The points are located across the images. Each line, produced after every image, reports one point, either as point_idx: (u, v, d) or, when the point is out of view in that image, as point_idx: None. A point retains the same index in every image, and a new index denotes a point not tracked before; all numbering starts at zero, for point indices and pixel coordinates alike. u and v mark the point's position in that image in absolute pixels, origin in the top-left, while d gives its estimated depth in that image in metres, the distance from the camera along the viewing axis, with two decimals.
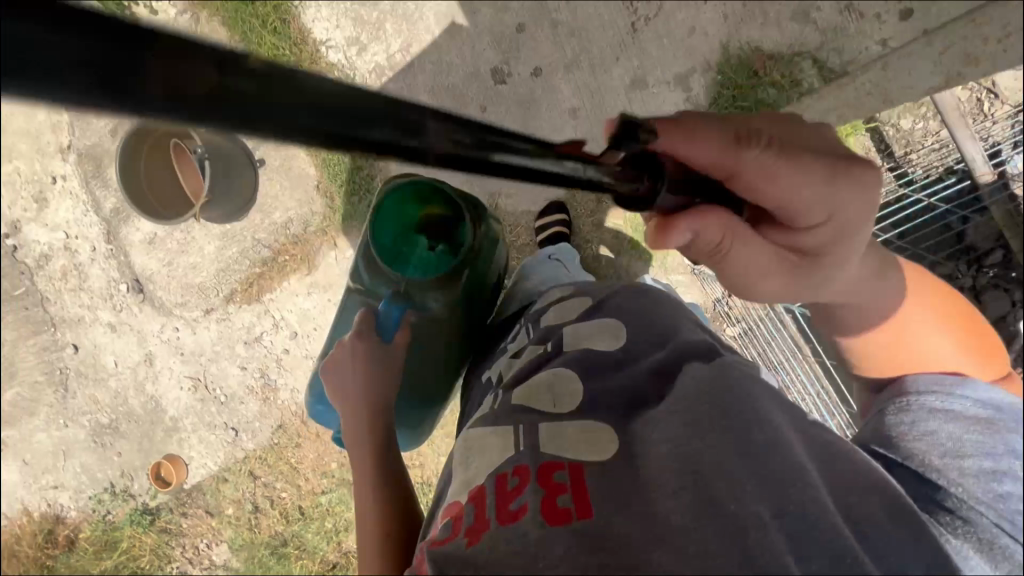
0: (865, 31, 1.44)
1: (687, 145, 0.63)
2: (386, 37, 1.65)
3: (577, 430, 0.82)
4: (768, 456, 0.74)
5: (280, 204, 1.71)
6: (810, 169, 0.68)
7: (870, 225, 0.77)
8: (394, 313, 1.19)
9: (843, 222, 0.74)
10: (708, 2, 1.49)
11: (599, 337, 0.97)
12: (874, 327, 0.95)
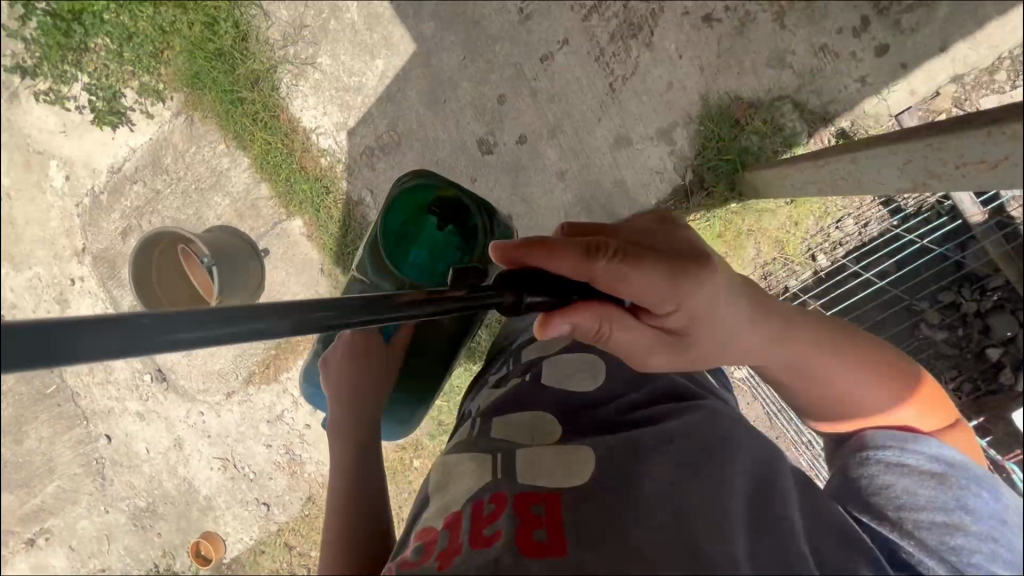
0: (843, 70, 1.44)
1: (541, 262, 0.69)
2: (372, 118, 1.68)
3: (555, 456, 0.82)
4: (753, 508, 0.75)
5: (287, 290, 1.76)
6: (654, 274, 0.73)
7: (733, 309, 0.81)
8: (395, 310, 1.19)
9: (700, 311, 0.78)
10: (683, 56, 1.50)
11: (577, 374, 0.98)
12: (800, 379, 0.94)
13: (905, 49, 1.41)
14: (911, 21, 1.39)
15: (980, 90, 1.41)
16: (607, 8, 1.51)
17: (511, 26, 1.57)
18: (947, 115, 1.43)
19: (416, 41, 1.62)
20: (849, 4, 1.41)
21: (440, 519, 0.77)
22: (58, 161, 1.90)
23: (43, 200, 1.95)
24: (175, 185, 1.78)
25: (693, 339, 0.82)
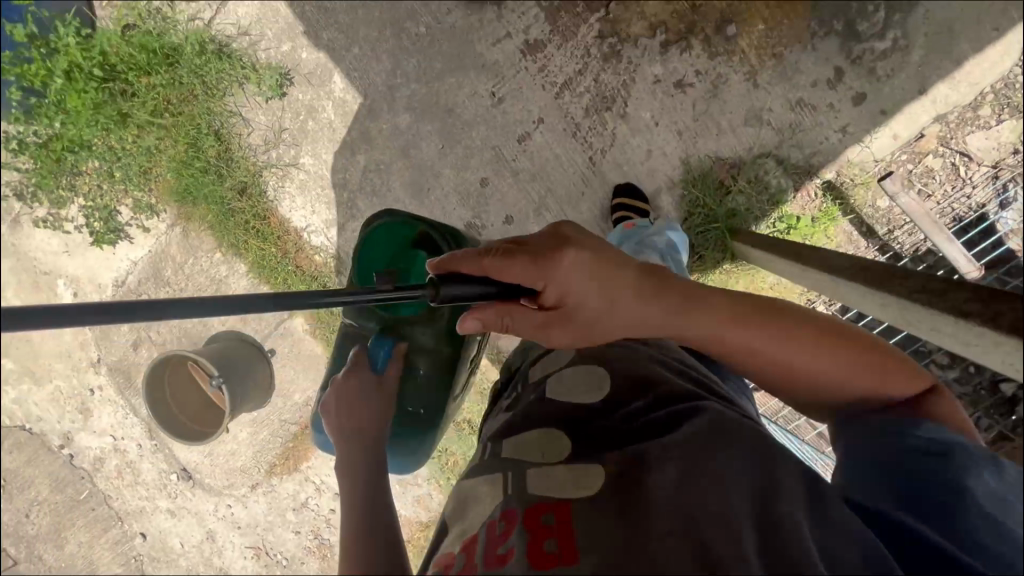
0: (822, 122, 1.43)
1: (445, 261, 0.74)
2: (360, 213, 1.70)
3: (566, 471, 0.72)
4: (774, 504, 0.63)
5: (298, 387, 1.80)
6: (517, 260, 0.74)
7: (616, 277, 0.79)
8: (384, 348, 1.28)
9: (576, 287, 0.78)
10: (660, 123, 1.50)
11: (584, 388, 0.86)
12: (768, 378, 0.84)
13: (883, 95, 1.39)
14: (886, 67, 1.37)
15: (965, 127, 1.38)
16: (578, 83, 1.51)
17: (485, 110, 1.57)
18: (934, 156, 1.40)
19: (393, 134, 1.64)
20: (821, 56, 1.40)
21: (458, 542, 0.70)
22: (64, 280, 1.95)
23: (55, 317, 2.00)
24: (179, 296, 1.83)
25: (586, 316, 0.80)
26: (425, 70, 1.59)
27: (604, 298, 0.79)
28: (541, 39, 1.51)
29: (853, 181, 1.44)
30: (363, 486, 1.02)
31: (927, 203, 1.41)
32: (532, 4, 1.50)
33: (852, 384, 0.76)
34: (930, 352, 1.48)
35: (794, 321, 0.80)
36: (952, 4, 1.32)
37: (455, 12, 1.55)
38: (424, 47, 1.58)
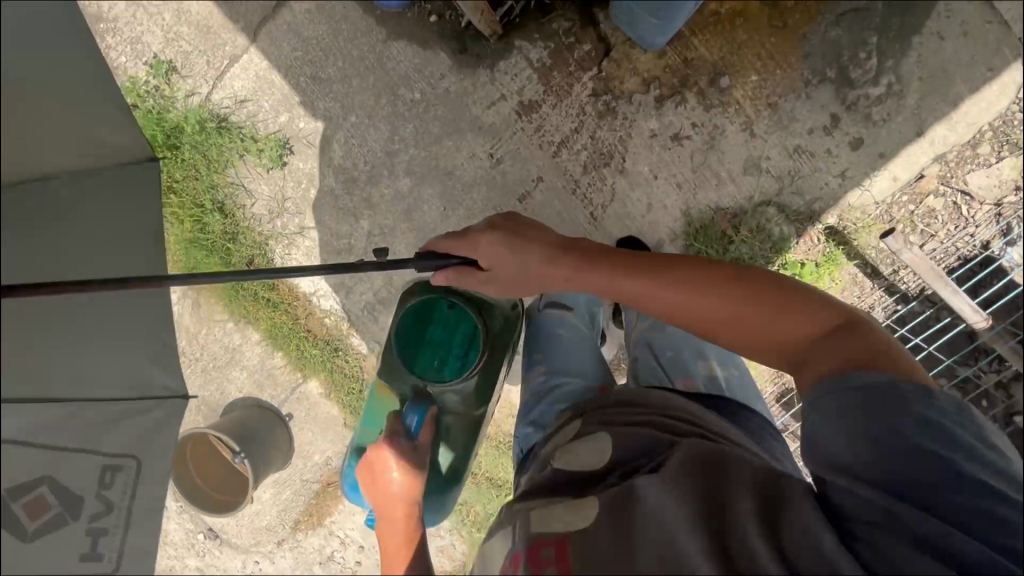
0: (821, 168, 1.43)
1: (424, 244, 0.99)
2: (368, 276, 1.73)
3: (562, 507, 0.78)
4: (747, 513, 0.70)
5: (317, 448, 1.83)
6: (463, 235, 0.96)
7: (539, 242, 0.96)
8: (419, 415, 1.29)
9: (506, 253, 0.95)
10: (658, 176, 1.50)
11: (584, 449, 0.91)
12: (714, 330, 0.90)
13: (881, 139, 1.39)
14: (881, 112, 1.37)
15: (966, 165, 1.38)
16: (575, 141, 1.52)
17: (485, 171, 1.59)
18: (935, 196, 1.41)
19: (395, 198, 1.66)
20: (816, 105, 1.40)
21: None
22: None
23: None
24: (194, 365, 1.85)
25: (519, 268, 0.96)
26: (422, 135, 1.61)
27: (535, 261, 0.95)
28: (535, 100, 1.52)
29: (855, 224, 1.44)
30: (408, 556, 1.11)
31: (931, 243, 1.41)
32: (524, 66, 1.51)
33: (764, 326, 0.83)
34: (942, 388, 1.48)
35: (707, 268, 0.88)
36: (945, 46, 1.32)
37: (449, 77, 1.56)
38: (420, 112, 1.60)
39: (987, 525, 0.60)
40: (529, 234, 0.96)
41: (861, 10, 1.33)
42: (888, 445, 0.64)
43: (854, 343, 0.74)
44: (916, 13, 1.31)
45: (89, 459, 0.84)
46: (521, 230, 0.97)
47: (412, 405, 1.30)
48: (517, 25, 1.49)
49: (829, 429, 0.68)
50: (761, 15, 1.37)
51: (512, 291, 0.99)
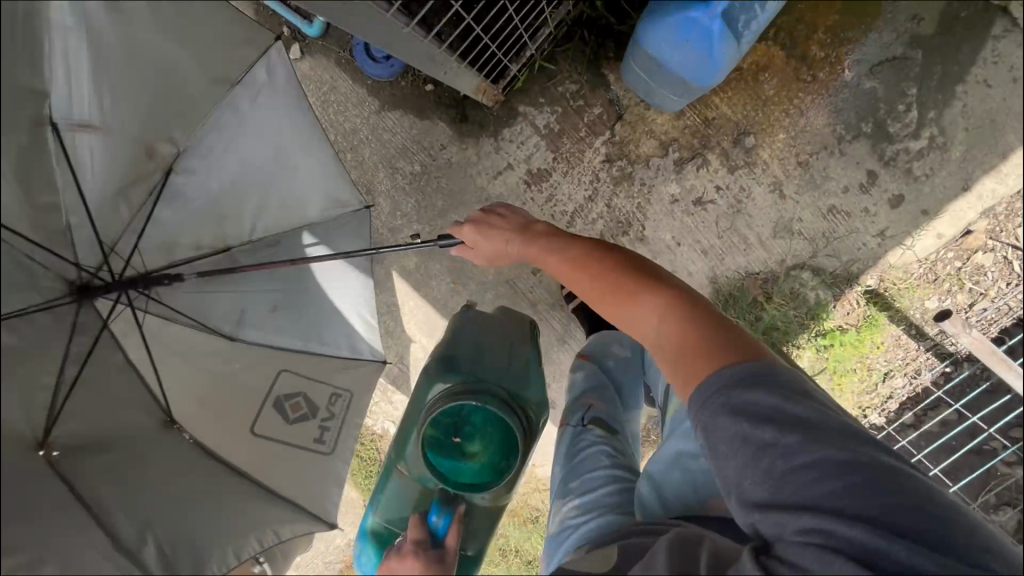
0: (858, 228, 1.32)
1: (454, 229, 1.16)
2: None
3: None
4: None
5: (338, 530, 1.77)
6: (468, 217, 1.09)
7: (514, 221, 1.03)
8: (444, 520, 1.16)
9: (486, 226, 1.04)
10: (682, 243, 1.40)
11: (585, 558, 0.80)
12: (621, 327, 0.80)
13: (923, 196, 1.28)
14: (923, 167, 1.26)
15: (1015, 219, 1.28)
16: (590, 210, 1.41)
17: None
18: (983, 252, 1.31)
19: (401, 275, 1.57)
20: (851, 161, 1.29)
21: None
22: None
23: None
24: None
25: (494, 240, 1.03)
26: (425, 209, 1.50)
27: (496, 239, 1.03)
28: (544, 168, 1.42)
29: (897, 285, 1.34)
30: None
31: (979, 302, 1.32)
32: (531, 133, 1.40)
33: (625, 315, 0.76)
34: (994, 449, 1.40)
35: (604, 248, 0.84)
36: (992, 94, 1.20)
37: (450, 147, 1.45)
38: (421, 186, 1.49)
39: (868, 500, 0.57)
40: (511, 215, 1.05)
41: (899, 59, 1.21)
42: (772, 444, 0.60)
43: (704, 347, 0.67)
44: (962, 60, 1.19)
45: (325, 387, 1.12)
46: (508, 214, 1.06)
47: (438, 508, 1.17)
48: (520, 91, 1.38)
49: (716, 438, 0.63)
50: (789, 69, 1.26)
51: (493, 264, 1.08)
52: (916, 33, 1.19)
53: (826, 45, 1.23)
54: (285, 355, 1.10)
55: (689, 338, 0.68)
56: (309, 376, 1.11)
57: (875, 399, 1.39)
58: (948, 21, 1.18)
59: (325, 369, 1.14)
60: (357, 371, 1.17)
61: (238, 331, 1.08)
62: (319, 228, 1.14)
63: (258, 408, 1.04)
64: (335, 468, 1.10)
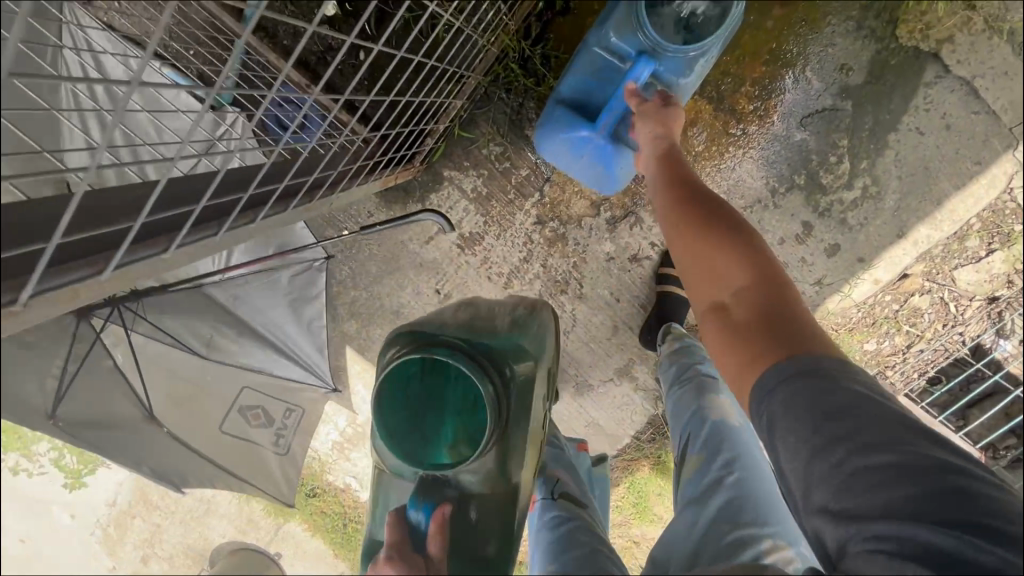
0: (795, 277, 1.28)
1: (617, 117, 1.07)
2: (331, 417, 1.65)
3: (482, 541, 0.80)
4: None
5: None
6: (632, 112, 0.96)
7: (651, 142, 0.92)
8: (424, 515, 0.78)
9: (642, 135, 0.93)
10: (621, 298, 1.39)
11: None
12: (703, 287, 0.76)
13: (859, 244, 1.24)
14: (858, 217, 1.22)
15: (952, 261, 1.25)
16: (526, 271, 1.38)
17: (434, 309, 1.45)
18: (920, 294, 1.28)
19: (344, 341, 1.54)
20: (786, 213, 1.24)
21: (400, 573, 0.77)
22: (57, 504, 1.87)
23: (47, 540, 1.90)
24: (171, 516, 1.81)
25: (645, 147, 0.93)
26: (361, 275, 1.47)
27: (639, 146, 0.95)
28: (475, 231, 1.37)
29: (836, 331, 1.32)
30: None
31: (917, 344, 1.31)
32: (458, 197, 1.35)
33: (709, 271, 0.75)
34: None
35: (712, 201, 0.80)
36: (925, 142, 1.16)
37: (377, 214, 1.40)
38: (352, 253, 1.45)
39: (938, 505, 0.54)
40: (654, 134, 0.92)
41: (829, 110, 1.17)
42: (849, 441, 0.58)
43: (791, 337, 0.66)
44: (893, 108, 1.15)
45: (281, 404, 1.40)
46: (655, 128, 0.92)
47: (415, 497, 0.79)
48: (442, 157, 1.32)
49: (794, 426, 0.61)
50: (717, 124, 1.20)
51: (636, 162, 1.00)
52: (846, 83, 1.15)
53: (755, 100, 1.18)
54: (248, 380, 1.33)
55: (777, 320, 0.67)
56: (268, 394, 1.37)
57: None
58: (877, 69, 1.14)
59: (283, 389, 1.40)
60: (310, 395, 1.44)
61: (210, 354, 1.28)
62: (279, 299, 1.35)
63: (235, 410, 1.31)
64: (288, 461, 1.43)
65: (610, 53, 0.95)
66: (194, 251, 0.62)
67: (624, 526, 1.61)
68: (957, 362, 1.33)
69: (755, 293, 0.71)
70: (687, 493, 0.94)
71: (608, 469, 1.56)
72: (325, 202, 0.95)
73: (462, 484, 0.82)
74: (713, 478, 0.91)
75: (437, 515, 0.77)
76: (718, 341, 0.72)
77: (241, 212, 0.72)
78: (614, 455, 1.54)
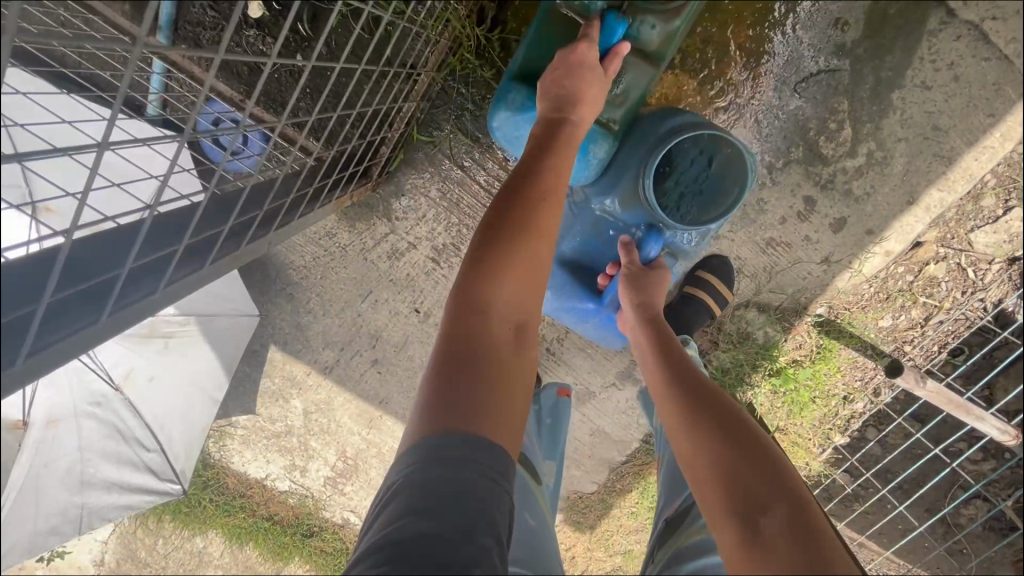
0: (801, 258, 1.17)
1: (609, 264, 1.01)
2: (319, 452, 1.54)
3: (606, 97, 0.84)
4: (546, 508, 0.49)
5: None
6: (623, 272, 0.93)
7: (651, 306, 0.89)
8: (614, 29, 0.84)
9: (636, 294, 0.90)
10: None
11: None
12: (715, 488, 0.62)
13: (867, 216, 1.13)
14: (863, 186, 1.12)
15: (966, 224, 1.16)
16: None
17: (413, 327, 1.35)
18: (935, 262, 1.19)
19: (322, 372, 1.43)
20: (785, 191, 1.13)
21: (570, 65, 0.80)
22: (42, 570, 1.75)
23: None
24: (163, 573, 1.69)
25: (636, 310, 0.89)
26: (332, 302, 1.35)
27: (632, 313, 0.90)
28: (449, 242, 1.26)
29: (848, 310, 1.22)
30: (521, 256, 0.69)
31: (936, 316, 1.22)
32: (425, 206, 1.24)
33: (724, 470, 0.62)
34: (974, 463, 1.30)
35: (712, 387, 0.73)
36: (932, 96, 1.06)
37: (340, 233, 1.28)
38: (318, 278, 1.33)
39: None
40: (653, 298, 0.90)
41: (825, 72, 1.06)
42: None
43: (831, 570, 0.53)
44: (895, 63, 1.04)
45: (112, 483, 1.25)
46: (656, 289, 0.91)
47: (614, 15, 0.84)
48: (403, 166, 1.21)
49: None
50: (703, 100, 1.08)
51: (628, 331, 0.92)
52: (842, 41, 1.04)
53: (742, 68, 1.07)
54: (115, 441, 1.21)
55: (812, 544, 0.55)
56: (119, 460, 1.24)
57: (837, 425, 1.29)
58: (876, 21, 1.03)
59: (131, 469, 1.27)
60: (145, 487, 1.31)
61: (124, 386, 1.20)
62: (213, 353, 1.28)
63: (76, 471, 1.16)
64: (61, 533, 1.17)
65: (612, 216, 0.96)
66: (67, 353, 0.45)
67: (641, 531, 1.51)
68: (980, 331, 1.24)
69: (774, 507, 0.58)
70: (674, 570, 0.74)
71: (619, 476, 1.47)
72: (266, 238, 0.85)
73: (639, 39, 0.87)
74: (709, 561, 0.72)
75: (622, 45, 0.82)
76: (729, 549, 0.58)
77: (131, 285, 0.54)
78: (623, 461, 1.45)
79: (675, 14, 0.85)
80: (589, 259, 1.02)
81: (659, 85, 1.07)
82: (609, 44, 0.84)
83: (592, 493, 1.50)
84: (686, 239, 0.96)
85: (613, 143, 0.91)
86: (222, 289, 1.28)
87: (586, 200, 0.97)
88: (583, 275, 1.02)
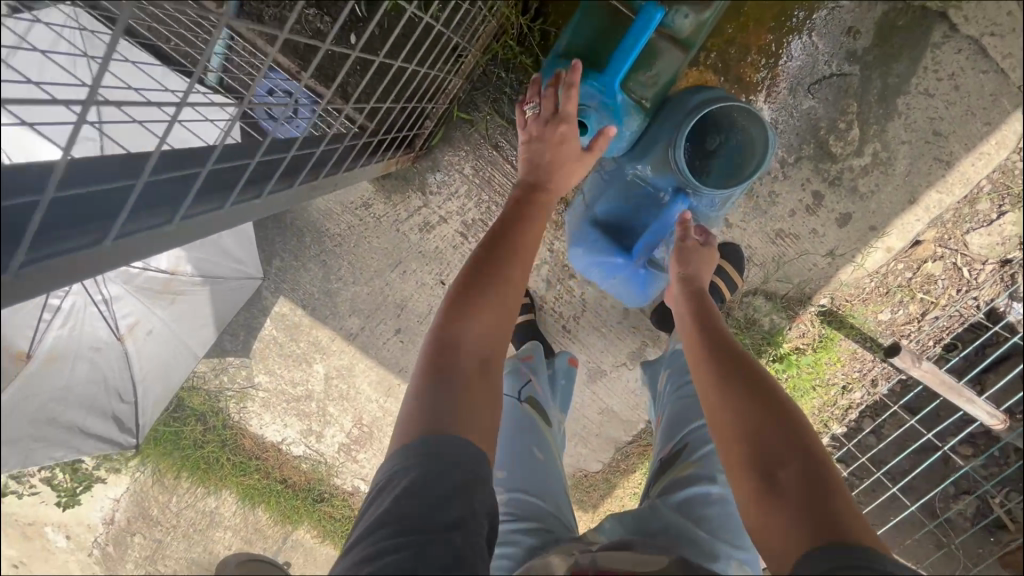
0: (807, 249, 1.25)
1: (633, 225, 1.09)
2: (336, 418, 1.60)
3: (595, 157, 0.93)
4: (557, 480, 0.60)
5: None
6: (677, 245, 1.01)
7: (695, 280, 0.96)
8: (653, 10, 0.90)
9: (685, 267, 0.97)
10: None
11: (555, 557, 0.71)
12: (738, 444, 0.69)
13: (871, 213, 1.22)
14: (868, 184, 1.20)
15: (962, 225, 1.24)
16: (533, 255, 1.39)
17: (436, 299, 1.42)
18: (933, 261, 1.27)
19: (346, 338, 1.50)
20: (795, 184, 1.22)
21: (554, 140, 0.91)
22: (52, 526, 1.79)
23: (54, 558, 1.83)
24: (173, 531, 1.73)
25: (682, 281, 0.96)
26: (362, 270, 1.43)
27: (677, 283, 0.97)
28: (478, 218, 1.34)
29: (850, 302, 1.29)
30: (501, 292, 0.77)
31: (931, 311, 1.29)
32: (459, 182, 1.33)
33: (747, 429, 0.69)
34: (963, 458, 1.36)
35: (742, 354, 0.79)
36: (934, 103, 1.15)
37: (375, 203, 1.36)
38: (351, 246, 1.41)
39: None
40: (699, 273, 0.97)
41: (836, 76, 1.15)
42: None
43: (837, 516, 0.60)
44: (900, 72, 1.14)
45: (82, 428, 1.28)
46: (704, 265, 0.98)
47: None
48: (442, 143, 1.31)
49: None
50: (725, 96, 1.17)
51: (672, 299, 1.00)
52: (853, 48, 1.14)
53: (761, 68, 1.16)
54: (97, 387, 1.27)
55: (822, 493, 0.62)
56: (94, 407, 1.28)
57: (836, 413, 1.36)
58: (885, 32, 1.13)
59: (99, 420, 1.31)
60: (106, 438, 1.34)
61: (126, 337, 1.29)
62: (213, 312, 1.36)
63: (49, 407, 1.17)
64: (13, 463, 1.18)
65: (644, 181, 1.04)
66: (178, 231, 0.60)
67: None
68: (972, 328, 1.32)
69: (791, 460, 0.65)
70: (665, 498, 0.82)
71: (624, 456, 1.53)
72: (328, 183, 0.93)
73: (673, 25, 0.96)
74: (694, 492, 0.81)
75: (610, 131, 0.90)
76: (746, 496, 0.66)
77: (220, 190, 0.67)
78: (629, 441, 1.51)
79: (706, 5, 0.95)
80: (621, 220, 1.10)
81: (685, 79, 1.17)
82: (648, 29, 0.89)
83: (597, 472, 1.56)
84: (708, 204, 1.03)
85: (645, 118, 1.00)
86: (236, 244, 1.33)
87: (619, 166, 1.06)
88: (614, 234, 1.10)
